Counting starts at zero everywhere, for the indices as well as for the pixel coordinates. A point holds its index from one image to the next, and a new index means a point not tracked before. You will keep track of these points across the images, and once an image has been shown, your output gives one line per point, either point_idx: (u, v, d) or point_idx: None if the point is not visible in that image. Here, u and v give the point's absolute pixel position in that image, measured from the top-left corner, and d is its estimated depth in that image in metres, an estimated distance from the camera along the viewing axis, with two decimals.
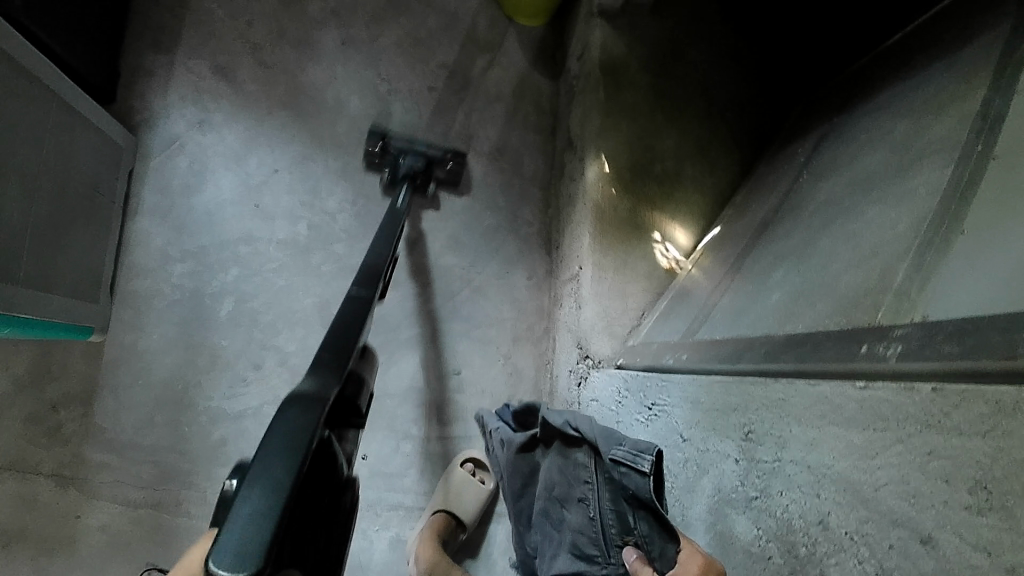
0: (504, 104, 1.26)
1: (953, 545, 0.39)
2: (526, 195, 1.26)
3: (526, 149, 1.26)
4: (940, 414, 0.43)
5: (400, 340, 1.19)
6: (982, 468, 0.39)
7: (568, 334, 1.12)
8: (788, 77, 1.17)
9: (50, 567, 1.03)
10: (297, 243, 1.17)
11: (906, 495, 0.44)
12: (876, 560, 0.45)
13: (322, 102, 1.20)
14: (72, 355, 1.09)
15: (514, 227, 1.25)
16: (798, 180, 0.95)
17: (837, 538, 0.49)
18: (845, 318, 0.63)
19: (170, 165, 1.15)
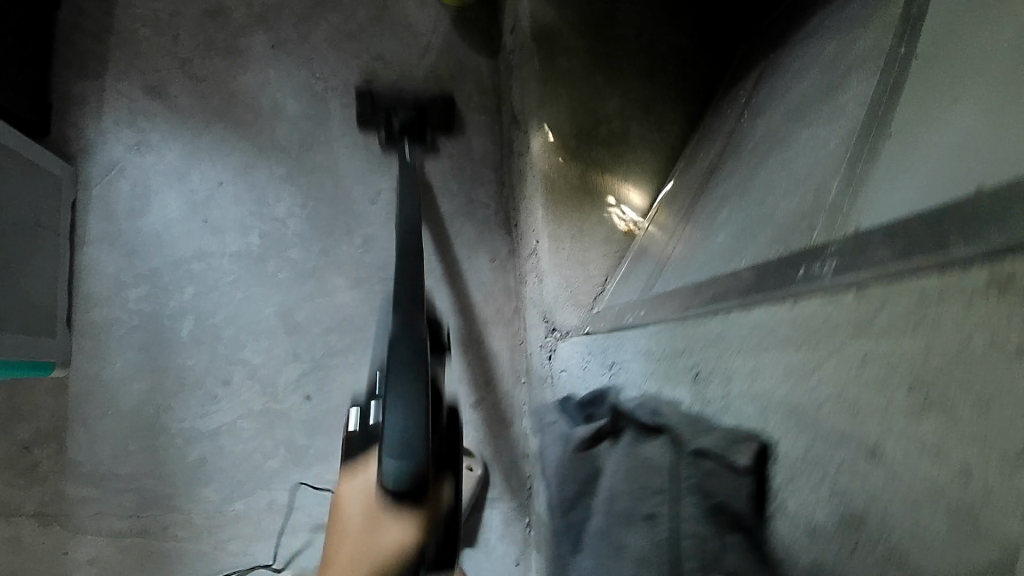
0: (447, 87, 1.24)
1: (895, 449, 0.37)
2: (479, 176, 1.23)
3: (474, 130, 1.24)
4: (868, 319, 0.40)
5: (369, 338, 1.15)
6: (914, 365, 0.37)
7: (534, 310, 1.10)
8: (728, 15, 1.13)
9: None
10: (251, 254, 1.14)
11: (845, 411, 0.42)
12: (828, 480, 0.43)
13: (259, 108, 1.18)
14: (38, 394, 1.07)
15: (470, 210, 1.22)
16: (739, 122, 0.92)
17: (791, 468, 0.47)
18: (783, 245, 0.61)
19: (113, 192, 1.13)
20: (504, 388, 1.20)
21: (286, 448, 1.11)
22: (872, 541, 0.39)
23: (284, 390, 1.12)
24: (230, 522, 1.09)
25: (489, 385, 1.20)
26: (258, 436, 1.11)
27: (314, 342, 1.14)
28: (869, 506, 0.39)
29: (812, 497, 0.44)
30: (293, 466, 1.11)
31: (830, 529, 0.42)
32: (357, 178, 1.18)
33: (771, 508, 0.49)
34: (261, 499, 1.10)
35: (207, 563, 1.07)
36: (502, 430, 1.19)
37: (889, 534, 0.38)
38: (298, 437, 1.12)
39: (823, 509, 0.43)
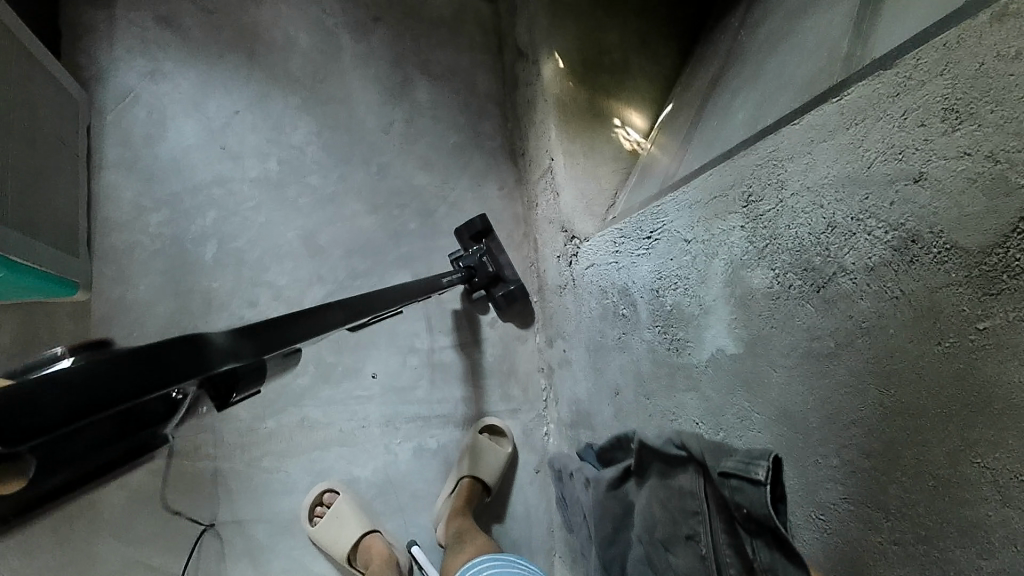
0: (450, 29, 1.32)
1: (941, 165, 0.50)
2: (484, 111, 1.31)
3: (477, 68, 1.32)
4: (907, 82, 0.54)
5: (389, 261, 1.22)
6: (947, 96, 0.50)
7: (550, 224, 1.19)
8: None
9: (74, 534, 1.01)
10: (271, 179, 1.18)
11: (893, 156, 0.54)
12: (883, 220, 0.55)
13: (273, 41, 1.22)
14: (58, 317, 1.05)
15: (478, 142, 1.30)
16: (736, 40, 1.06)
17: (845, 226, 0.58)
18: (805, 93, 0.73)
19: (129, 118, 1.14)
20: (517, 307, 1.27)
21: (315, 365, 1.15)
22: (927, 246, 0.51)
23: (311, 310, 1.16)
24: (264, 439, 1.10)
25: None
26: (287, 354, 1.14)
27: (337, 265, 1.19)
28: (921, 221, 0.52)
29: (870, 243, 0.56)
30: (322, 382, 1.15)
31: (889, 257, 0.54)
32: (370, 110, 1.25)
33: (831, 273, 0.60)
34: (294, 416, 1.12)
35: (240, 479, 1.08)
36: (517, 346, 1.26)
37: (943, 228, 0.50)
38: (326, 354, 1.16)
39: (882, 246, 0.55)
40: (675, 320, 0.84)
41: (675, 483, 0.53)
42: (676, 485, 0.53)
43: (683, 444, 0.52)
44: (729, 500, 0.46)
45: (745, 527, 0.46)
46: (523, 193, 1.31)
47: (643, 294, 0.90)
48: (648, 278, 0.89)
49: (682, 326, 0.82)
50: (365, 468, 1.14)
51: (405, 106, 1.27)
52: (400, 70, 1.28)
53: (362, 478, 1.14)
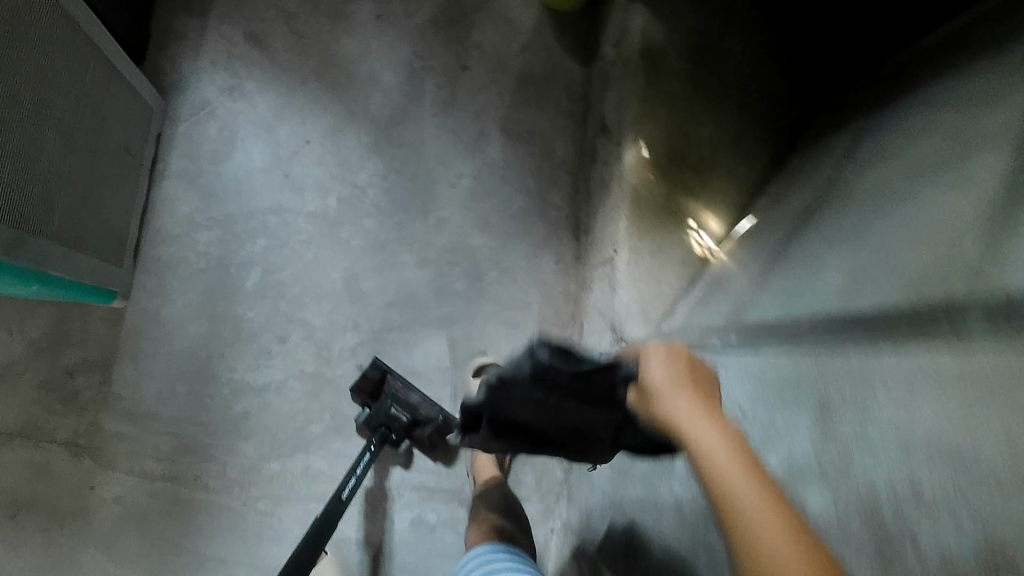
0: (538, 89, 1.27)
1: None
2: (556, 178, 1.26)
3: (557, 133, 1.27)
4: None
5: (427, 319, 1.18)
6: None
7: (600, 317, 1.12)
8: (818, 71, 1.17)
9: (62, 539, 1.00)
10: (327, 216, 1.16)
11: (1012, 452, 0.45)
12: (975, 514, 0.46)
13: (357, 75, 1.20)
14: (92, 321, 1.05)
15: (543, 210, 1.24)
16: (841, 171, 0.94)
17: (929, 496, 0.50)
18: (915, 290, 0.62)
19: (200, 131, 1.13)
20: None
21: (331, 414, 1.12)
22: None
23: (338, 357, 1.13)
24: (264, 480, 1.07)
25: None
26: (306, 398, 1.11)
27: (375, 315, 1.16)
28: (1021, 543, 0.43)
29: (953, 532, 0.47)
30: (334, 432, 1.11)
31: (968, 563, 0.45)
32: (439, 161, 1.22)
33: (896, 540, 0.51)
34: (299, 462, 1.09)
35: (231, 517, 1.06)
36: None
37: None
38: (344, 405, 1.12)
39: (966, 544, 0.46)
40: None
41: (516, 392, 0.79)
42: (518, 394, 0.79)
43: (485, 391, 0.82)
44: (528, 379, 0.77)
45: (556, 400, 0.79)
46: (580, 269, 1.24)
47: None
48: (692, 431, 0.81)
49: None
50: (358, 528, 1.10)
51: (475, 163, 1.23)
52: (478, 124, 1.24)
53: (354, 538, 1.10)
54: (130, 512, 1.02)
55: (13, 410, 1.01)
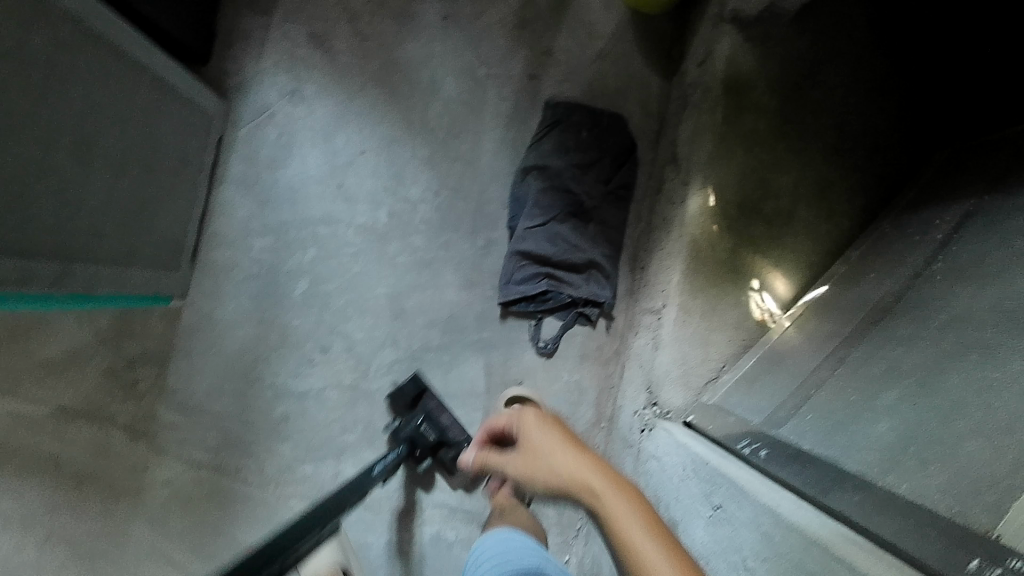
0: (609, 104, 1.17)
1: None
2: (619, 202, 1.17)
3: (626, 154, 1.17)
4: None
5: (466, 342, 1.16)
6: None
7: (639, 370, 1.06)
8: (922, 118, 1.02)
9: (119, 513, 1.10)
10: (376, 230, 1.15)
11: None
12: None
13: (418, 82, 1.15)
14: (153, 316, 1.12)
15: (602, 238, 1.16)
16: (928, 269, 0.80)
17: None
18: (956, 504, 0.53)
19: (258, 136, 1.13)
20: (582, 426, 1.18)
21: (364, 426, 1.14)
22: None
23: (375, 372, 1.15)
24: (297, 481, 1.12)
25: (568, 419, 1.17)
26: (342, 409, 1.14)
27: (415, 333, 1.16)
28: None
29: None
30: (365, 444, 1.14)
31: None
32: (495, 179, 1.16)
33: None
34: (331, 468, 1.13)
35: (267, 511, 1.12)
36: None
37: None
38: (377, 420, 1.15)
39: None
40: None
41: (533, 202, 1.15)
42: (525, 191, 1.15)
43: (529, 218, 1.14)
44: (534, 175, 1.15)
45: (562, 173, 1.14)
46: (629, 306, 1.17)
47: None
48: (677, 554, 0.77)
49: None
50: (381, 535, 1.14)
51: (532, 178, 1.14)
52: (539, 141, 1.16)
53: (375, 546, 1.14)
54: (175, 494, 1.11)
55: (81, 392, 1.11)
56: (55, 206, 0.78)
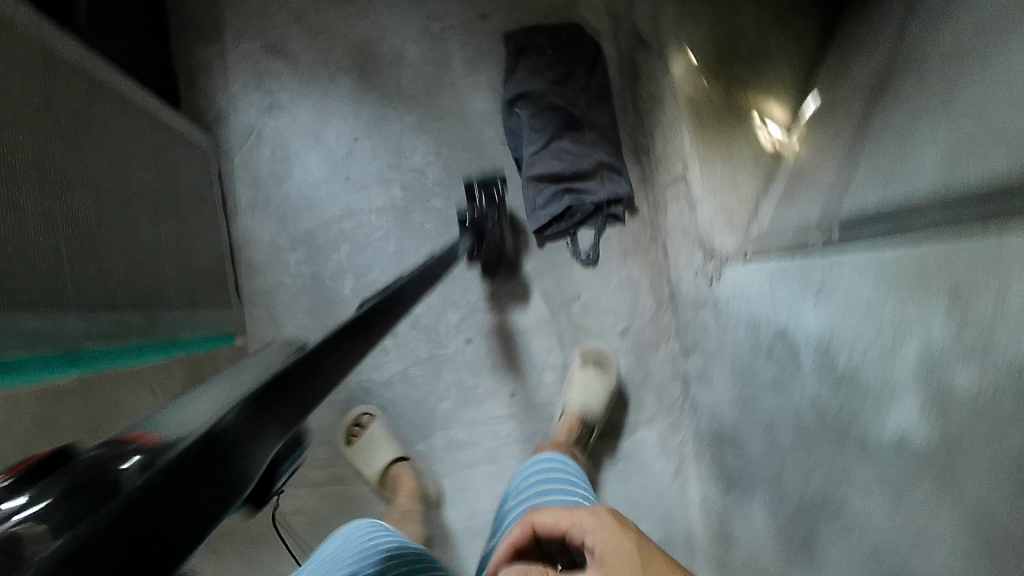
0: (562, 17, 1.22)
1: None
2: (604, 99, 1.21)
3: (596, 57, 1.22)
4: None
5: (516, 279, 1.22)
6: None
7: (684, 237, 1.14)
8: None
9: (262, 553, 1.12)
10: (395, 206, 1.17)
11: None
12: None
13: (382, 56, 1.18)
14: (222, 361, 1.13)
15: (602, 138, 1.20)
16: (908, 27, 0.74)
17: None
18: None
19: (255, 158, 1.16)
20: (648, 314, 1.23)
21: (457, 390, 1.18)
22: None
23: (446, 335, 1.20)
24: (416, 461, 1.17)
25: (633, 314, 1.24)
26: (430, 380, 1.19)
27: (467, 287, 1.21)
28: None
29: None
30: (464, 405, 1.18)
31: None
32: (485, 120, 1.20)
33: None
34: (441, 438, 1.18)
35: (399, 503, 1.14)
36: (650, 354, 1.24)
37: None
38: (466, 378, 1.19)
39: None
40: (849, 389, 0.69)
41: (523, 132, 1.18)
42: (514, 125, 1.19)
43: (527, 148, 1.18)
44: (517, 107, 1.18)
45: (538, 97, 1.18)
46: (654, 192, 1.21)
47: (807, 347, 0.79)
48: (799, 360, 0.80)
49: (858, 395, 0.67)
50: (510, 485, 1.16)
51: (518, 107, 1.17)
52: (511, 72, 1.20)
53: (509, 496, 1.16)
54: None
55: None
56: (128, 259, 0.80)
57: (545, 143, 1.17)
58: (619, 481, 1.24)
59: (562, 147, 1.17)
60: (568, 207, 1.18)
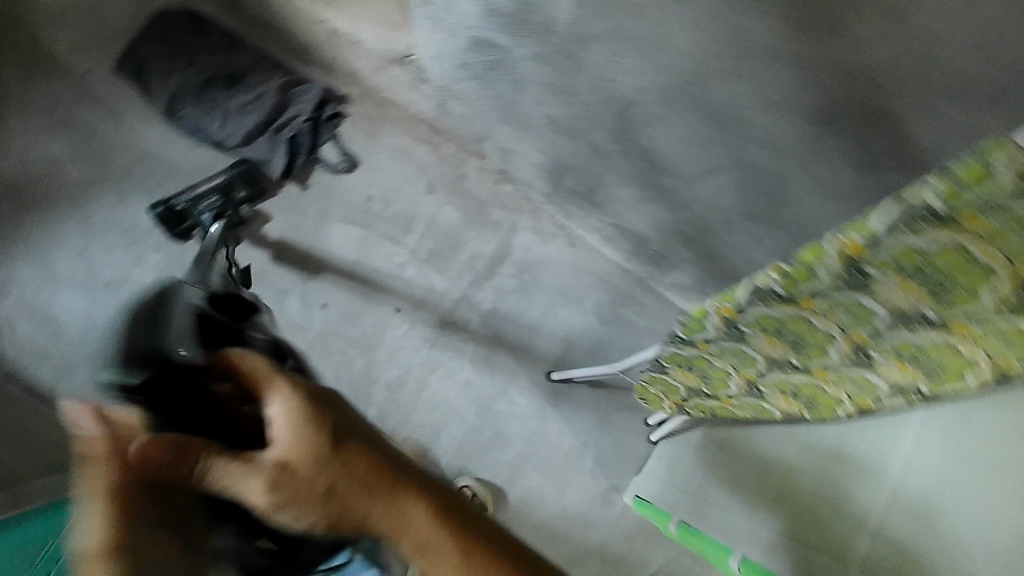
0: (143, 10, 1.15)
1: None
2: (234, 41, 1.15)
3: (190, 17, 1.15)
4: None
5: (313, 229, 1.21)
6: None
7: (388, 75, 1.13)
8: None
9: None
10: (165, 266, 1.11)
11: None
12: None
13: (39, 171, 1.11)
14: None
15: (262, 70, 1.15)
16: None
17: None
18: None
19: (22, 338, 1.06)
20: (432, 156, 1.23)
21: (353, 346, 1.20)
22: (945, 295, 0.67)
23: (306, 316, 1.19)
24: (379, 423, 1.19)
25: (423, 168, 1.23)
26: (327, 360, 1.19)
27: (283, 274, 1.20)
28: None
29: None
30: (371, 351, 1.20)
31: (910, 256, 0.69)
32: (171, 140, 1.14)
33: None
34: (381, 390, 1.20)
35: None
36: (464, 182, 1.25)
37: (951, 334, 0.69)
38: (351, 333, 1.20)
39: None
40: None
41: (204, 124, 1.13)
42: (191, 123, 1.13)
43: (219, 131, 1.13)
44: (179, 109, 1.13)
45: (185, 90, 1.12)
46: (339, 60, 1.15)
47: None
48: None
49: None
50: (463, 364, 1.24)
51: (180, 108, 1.12)
52: (148, 83, 1.13)
53: (468, 370, 1.24)
54: None
55: None
56: None
57: (228, 116, 1.13)
58: (538, 290, 1.27)
59: (240, 106, 1.13)
60: (290, 138, 1.15)
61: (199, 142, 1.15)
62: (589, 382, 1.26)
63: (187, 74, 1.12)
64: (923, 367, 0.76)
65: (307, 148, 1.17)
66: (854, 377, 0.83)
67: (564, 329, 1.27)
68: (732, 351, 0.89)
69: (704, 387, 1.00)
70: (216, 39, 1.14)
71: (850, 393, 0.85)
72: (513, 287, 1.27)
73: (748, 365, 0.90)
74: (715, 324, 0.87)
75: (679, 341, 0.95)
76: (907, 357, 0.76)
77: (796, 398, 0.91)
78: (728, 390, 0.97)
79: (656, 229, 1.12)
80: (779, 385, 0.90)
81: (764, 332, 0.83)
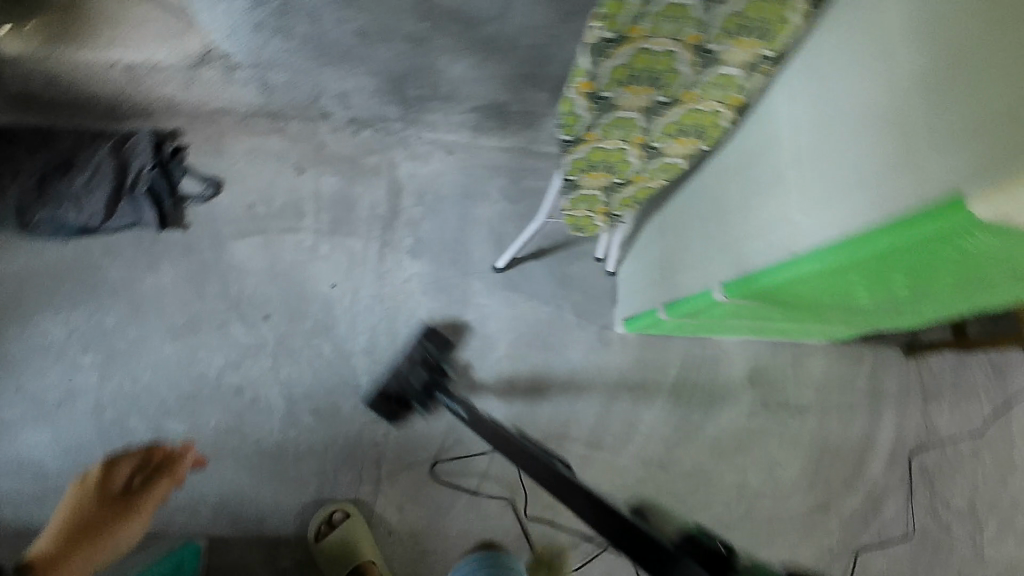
0: None
1: None
2: (49, 134, 1.16)
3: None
4: None
5: (213, 262, 1.17)
6: None
7: (197, 85, 1.11)
8: None
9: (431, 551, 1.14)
10: (104, 360, 1.12)
11: None
12: None
13: None
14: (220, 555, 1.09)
15: (87, 143, 1.16)
16: None
17: None
18: None
19: (11, 493, 1.06)
20: (284, 141, 1.24)
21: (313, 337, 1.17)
22: None
23: (253, 335, 1.15)
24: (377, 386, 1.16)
25: (282, 155, 1.24)
26: (297, 364, 1.16)
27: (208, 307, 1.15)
28: None
29: None
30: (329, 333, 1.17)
31: None
32: (42, 252, 1.14)
33: None
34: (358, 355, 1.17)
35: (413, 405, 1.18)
36: (326, 147, 1.25)
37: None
38: (304, 328, 1.17)
39: None
40: None
41: (61, 218, 1.12)
42: (48, 224, 1.12)
43: (78, 218, 1.13)
44: (30, 219, 1.12)
45: (26, 198, 1.12)
46: (146, 92, 1.12)
47: None
48: None
49: None
50: (421, 300, 1.22)
51: (32, 216, 1.12)
52: None
53: (428, 303, 1.23)
54: (402, 489, 1.15)
55: None
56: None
57: (80, 200, 1.13)
58: (447, 202, 1.27)
59: (86, 184, 1.13)
60: (148, 191, 1.16)
61: (67, 238, 1.15)
62: (532, 254, 1.30)
63: (22, 182, 1.12)
64: (750, 27, 0.80)
65: (167, 189, 1.17)
66: (708, 81, 0.87)
67: (487, 225, 1.28)
68: (613, 124, 0.91)
69: (613, 179, 1.02)
70: (32, 138, 1.15)
71: (719, 97, 0.89)
72: (425, 210, 1.26)
73: (633, 129, 0.92)
74: (583, 106, 0.87)
75: (571, 151, 0.96)
76: (734, 32, 0.79)
77: (682, 134, 0.95)
78: (635, 166, 1.00)
79: (509, 89, 1.15)
80: (666, 128, 0.93)
81: (623, 84, 0.85)
